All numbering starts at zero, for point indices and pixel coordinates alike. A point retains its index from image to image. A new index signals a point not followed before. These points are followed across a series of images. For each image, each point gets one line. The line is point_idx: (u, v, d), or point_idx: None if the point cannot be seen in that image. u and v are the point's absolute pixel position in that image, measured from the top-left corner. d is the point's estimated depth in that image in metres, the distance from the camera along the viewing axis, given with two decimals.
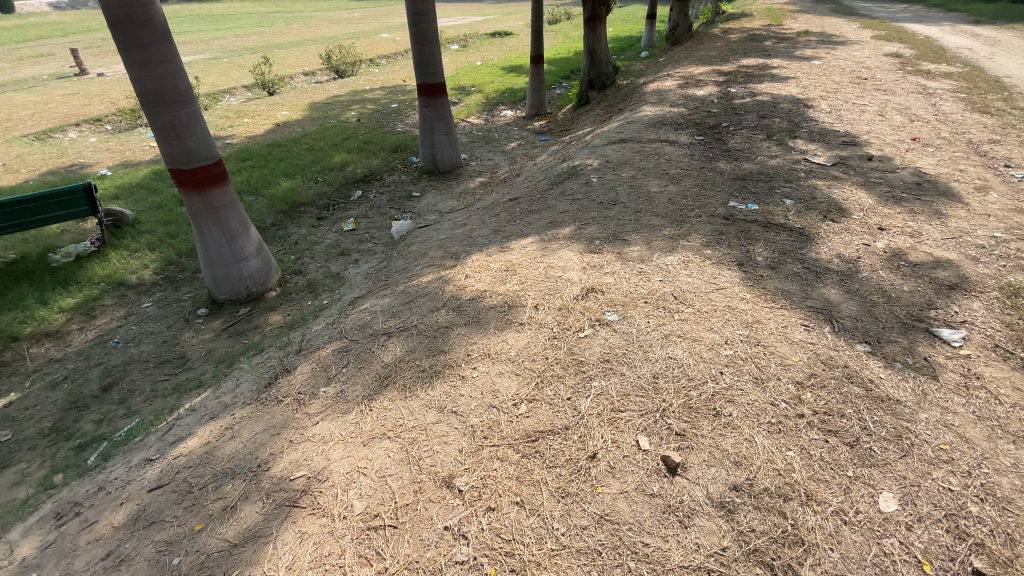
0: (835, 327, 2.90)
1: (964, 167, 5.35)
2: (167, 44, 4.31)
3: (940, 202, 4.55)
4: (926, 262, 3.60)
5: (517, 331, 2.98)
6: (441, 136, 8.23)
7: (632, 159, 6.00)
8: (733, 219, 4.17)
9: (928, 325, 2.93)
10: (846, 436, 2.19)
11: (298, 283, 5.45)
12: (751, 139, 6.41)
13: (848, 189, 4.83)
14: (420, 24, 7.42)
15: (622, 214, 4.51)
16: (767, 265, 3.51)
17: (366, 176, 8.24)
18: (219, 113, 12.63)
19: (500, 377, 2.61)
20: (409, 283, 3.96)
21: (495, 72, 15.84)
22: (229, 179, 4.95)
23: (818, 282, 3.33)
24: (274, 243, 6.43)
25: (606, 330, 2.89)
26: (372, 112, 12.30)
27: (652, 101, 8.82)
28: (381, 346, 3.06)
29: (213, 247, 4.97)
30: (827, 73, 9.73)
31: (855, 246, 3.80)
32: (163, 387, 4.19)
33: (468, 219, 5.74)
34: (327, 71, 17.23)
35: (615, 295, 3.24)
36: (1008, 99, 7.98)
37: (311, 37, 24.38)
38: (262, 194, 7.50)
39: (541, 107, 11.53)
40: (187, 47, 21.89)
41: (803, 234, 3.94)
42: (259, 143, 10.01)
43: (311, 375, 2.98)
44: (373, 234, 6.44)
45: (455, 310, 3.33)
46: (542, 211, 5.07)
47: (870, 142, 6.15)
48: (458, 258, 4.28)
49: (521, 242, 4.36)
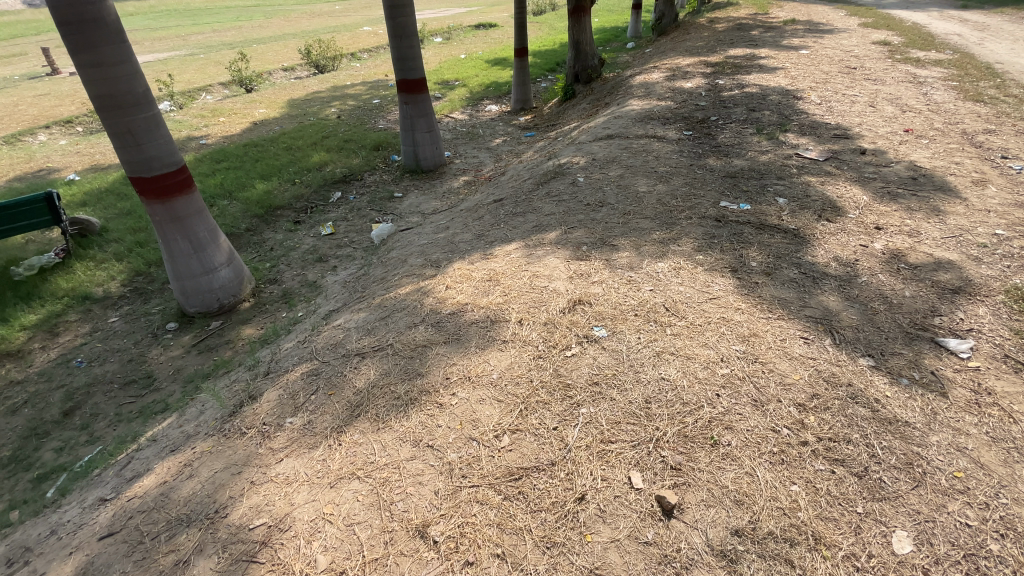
0: (836, 339, 2.73)
1: (959, 160, 5.23)
2: (121, 43, 4.02)
3: (937, 198, 4.41)
4: (926, 263, 3.46)
5: (499, 350, 2.78)
6: (423, 133, 7.96)
7: (620, 156, 5.81)
8: (725, 221, 4.00)
9: (933, 334, 2.78)
10: (854, 466, 2.03)
11: (273, 293, 5.20)
12: (741, 134, 6.24)
13: (842, 185, 4.68)
14: (398, 18, 7.13)
15: (610, 217, 4.32)
16: (762, 271, 3.34)
17: (346, 177, 7.97)
18: (195, 111, 12.23)
19: (480, 404, 2.41)
20: (387, 295, 3.73)
21: (479, 65, 15.53)
22: (194, 185, 4.67)
23: (815, 289, 3.16)
24: (249, 250, 6.16)
25: (594, 348, 2.69)
26: (353, 109, 11.96)
27: (639, 94, 8.62)
28: (354, 369, 2.85)
29: (181, 259, 4.71)
30: (816, 63, 9.59)
31: (852, 248, 3.65)
32: (127, 411, 3.94)
33: (451, 222, 5.52)
34: (308, 66, 16.81)
35: (603, 308, 3.05)
36: (999, 87, 7.89)
37: (290, 31, 23.80)
38: (237, 197, 7.21)
39: (526, 101, 11.28)
40: (162, 43, 21.25)
41: (798, 235, 3.78)
42: (235, 143, 9.67)
43: (278, 403, 2.76)
44: (352, 238, 6.19)
45: (434, 326, 3.12)
46: (527, 213, 4.86)
47: (862, 135, 6.01)
48: (439, 266, 4.07)
49: (505, 247, 4.15)
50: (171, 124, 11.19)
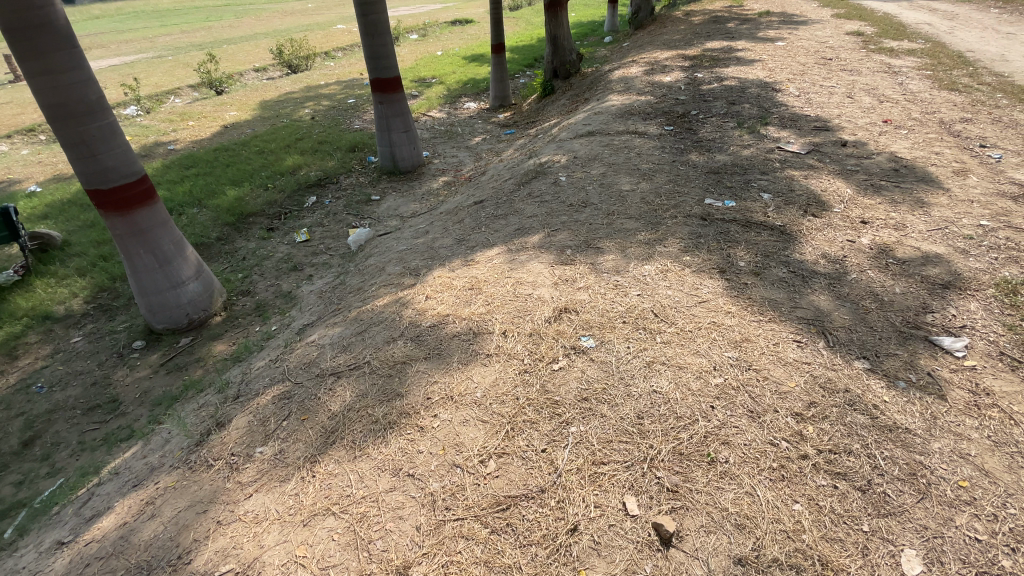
0: (829, 342, 2.65)
1: (939, 150, 5.23)
2: (71, 48, 3.75)
3: (921, 189, 4.39)
4: (914, 258, 3.41)
5: (483, 365, 2.64)
6: (400, 134, 7.76)
7: (602, 153, 5.70)
8: (711, 219, 3.90)
9: (927, 333, 2.72)
10: (857, 479, 1.94)
11: (246, 306, 4.98)
12: (722, 128, 6.18)
13: (826, 178, 4.63)
14: (370, 15, 6.91)
15: (593, 217, 4.21)
16: (751, 271, 3.25)
17: (322, 180, 7.72)
18: (163, 116, 11.79)
19: (464, 427, 2.27)
20: (364, 306, 3.56)
21: (457, 62, 15.28)
22: (157, 196, 4.43)
23: (805, 288, 3.08)
24: (221, 260, 5.91)
25: (582, 360, 2.56)
26: (328, 109, 11.66)
27: (618, 89, 8.52)
28: (329, 392, 2.68)
29: (145, 274, 4.48)
30: (793, 55, 9.60)
31: (839, 243, 3.58)
32: (91, 438, 3.71)
33: (431, 226, 5.35)
34: (280, 67, 16.38)
35: (590, 316, 2.92)
36: (972, 75, 7.97)
37: (261, 30, 23.21)
38: (207, 205, 6.92)
39: (505, 98, 11.12)
40: (128, 45, 20.58)
41: (785, 232, 3.71)
42: (204, 148, 9.33)
43: (248, 432, 2.59)
44: (329, 245, 5.98)
45: (414, 340, 2.96)
46: (508, 215, 4.72)
47: (843, 126, 5.99)
48: (418, 274, 3.91)
49: (486, 253, 4.01)
50: (137, 129, 10.77)
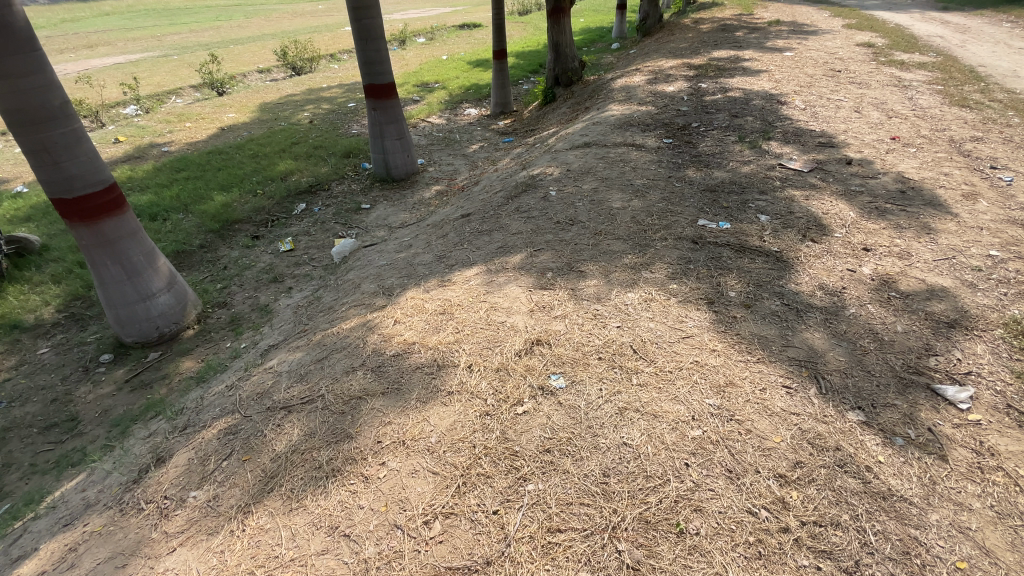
0: (822, 388, 2.42)
1: (949, 171, 4.98)
2: (32, 51, 3.62)
3: (928, 214, 4.14)
4: (917, 291, 3.17)
5: (442, 403, 2.42)
6: (393, 140, 7.59)
7: (595, 166, 5.49)
8: (702, 243, 3.69)
9: (929, 380, 2.49)
10: (843, 559, 1.72)
11: (220, 319, 4.82)
12: (722, 142, 5.95)
13: (827, 199, 4.40)
14: (363, 20, 6.73)
15: (580, 236, 4.00)
16: (741, 302, 3.02)
17: (313, 187, 7.57)
18: (161, 116, 11.71)
19: (411, 479, 2.06)
20: (329, 329, 3.36)
21: (461, 67, 15.13)
22: (126, 205, 4.28)
23: (798, 324, 2.85)
24: (201, 269, 5.76)
25: (549, 403, 2.34)
26: (327, 113, 11.53)
27: (619, 98, 8.32)
28: (276, 430, 2.50)
29: (113, 286, 4.33)
30: (800, 66, 9.35)
31: (838, 273, 3.35)
32: (44, 460, 3.53)
33: (415, 239, 5.17)
34: (284, 69, 16.33)
35: (564, 350, 2.70)
36: (985, 91, 7.70)
37: (269, 31, 23.21)
38: (192, 211, 6.78)
39: (506, 105, 10.94)
40: (137, 43, 20.64)
41: (781, 259, 3.48)
42: (198, 150, 9.20)
43: (188, 472, 2.42)
44: (312, 255, 5.80)
45: (374, 371, 2.75)
46: (492, 231, 4.52)
47: (848, 143, 5.75)
48: (391, 292, 3.70)
49: (465, 272, 3.80)
50: (134, 130, 10.70)
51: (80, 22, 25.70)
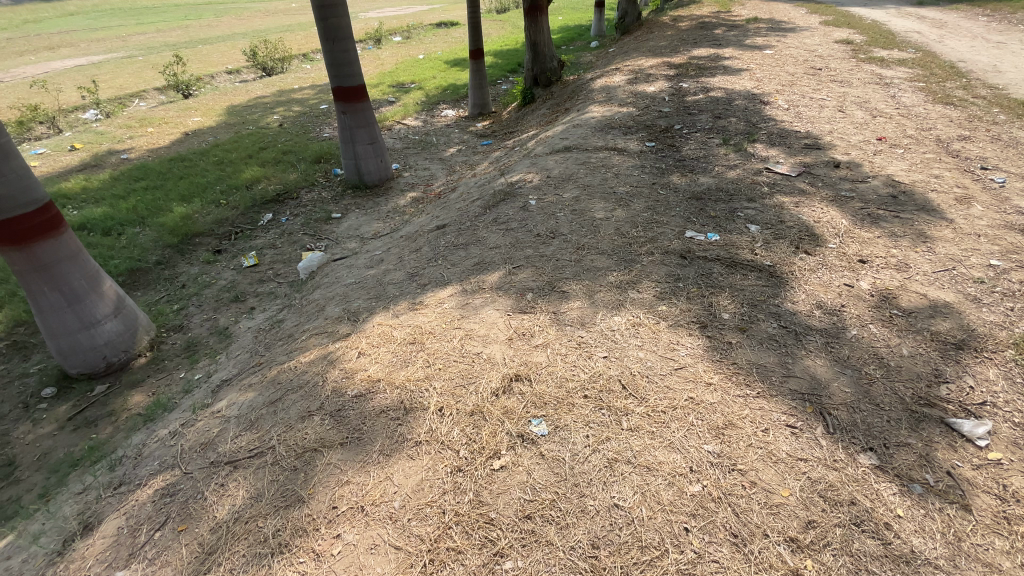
0: (829, 427, 2.19)
1: (939, 173, 4.84)
2: None
3: (922, 220, 3.98)
4: (920, 308, 2.98)
5: (408, 457, 2.14)
6: (365, 145, 7.24)
7: (577, 173, 5.24)
8: (691, 257, 3.46)
9: (943, 413, 2.29)
10: None
11: (176, 345, 4.45)
12: (706, 145, 5.76)
13: (818, 206, 4.21)
14: (329, 19, 6.37)
15: (561, 251, 3.75)
16: (736, 325, 2.79)
17: (280, 195, 7.18)
18: (122, 121, 11.14)
19: (370, 557, 1.79)
20: (287, 362, 3.04)
21: (438, 66, 14.76)
22: (65, 225, 3.89)
23: (798, 349, 2.63)
24: (158, 288, 5.37)
25: (529, 455, 2.06)
26: (298, 115, 11.09)
27: (600, 99, 8.08)
28: (219, 492, 2.20)
29: (52, 313, 3.94)
30: (781, 64, 9.24)
31: (835, 288, 3.15)
32: None
33: (387, 252, 4.86)
34: (255, 69, 15.75)
35: (545, 386, 2.42)
36: (965, 88, 7.65)
37: (240, 30, 22.53)
38: (150, 224, 6.35)
39: (484, 106, 10.64)
40: (99, 44, 19.79)
41: (774, 274, 3.26)
42: (159, 157, 8.72)
43: (117, 546, 2.12)
44: (278, 271, 5.44)
45: (333, 417, 2.45)
46: (468, 245, 4.23)
47: (835, 144, 5.60)
48: (357, 317, 3.39)
49: (438, 293, 3.50)
50: (92, 136, 10.14)
51: (42, 22, 24.68)
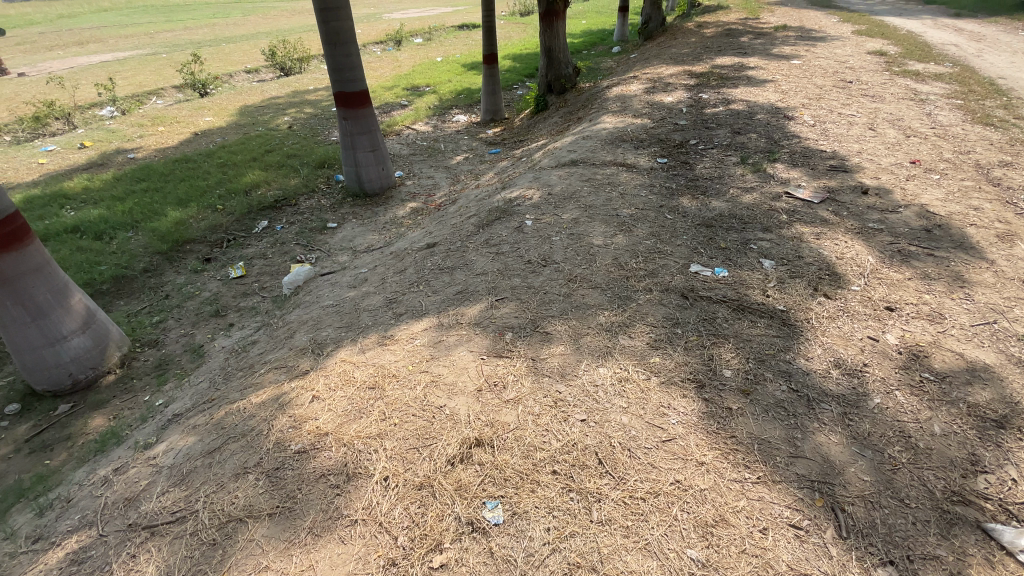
0: (842, 529, 1.83)
1: (979, 204, 4.38)
2: None
3: (959, 260, 3.54)
4: (955, 372, 2.58)
5: (338, 540, 1.86)
6: (366, 152, 7.00)
7: (580, 190, 4.90)
8: (693, 298, 3.10)
9: (979, 515, 1.91)
10: None
11: (148, 363, 4.25)
12: (721, 164, 5.37)
13: (841, 239, 3.80)
14: (331, 22, 6.15)
15: (551, 283, 3.42)
16: (738, 386, 2.43)
17: (278, 202, 6.99)
18: (135, 119, 11.16)
19: None
20: (237, 402, 2.78)
21: (454, 69, 14.52)
22: (30, 235, 3.70)
23: (809, 422, 2.25)
24: (141, 298, 5.21)
25: (476, 552, 1.76)
26: (308, 118, 10.95)
27: (613, 109, 7.73)
28: (127, 566, 1.95)
29: (14, 329, 3.75)
30: (809, 75, 8.76)
31: (857, 342, 2.75)
32: None
33: (373, 270, 4.58)
34: (273, 69, 15.75)
35: (509, 456, 2.10)
36: (1008, 107, 7.10)
37: (264, 29, 22.72)
38: (142, 229, 6.22)
39: (496, 112, 10.35)
40: (127, 41, 20.06)
41: (787, 321, 2.88)
42: (165, 158, 8.64)
43: None
44: (263, 284, 5.22)
45: (268, 478, 2.17)
46: (455, 269, 3.93)
47: (863, 167, 5.15)
48: (322, 349, 3.11)
49: (412, 325, 3.19)
50: (102, 134, 10.13)
51: (78, 17, 25.25)
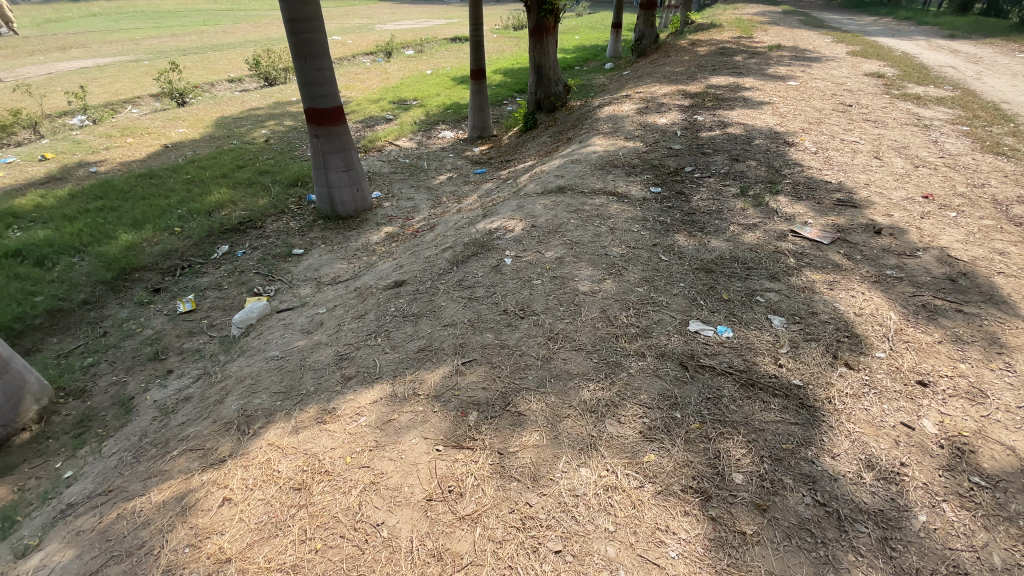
0: None
1: (1003, 247, 3.98)
2: None
3: (992, 318, 3.12)
4: (1011, 474, 2.11)
5: None
6: (339, 173, 6.51)
7: (566, 223, 4.45)
8: (694, 368, 2.62)
9: None
10: None
11: (68, 418, 3.70)
12: (720, 195, 4.94)
13: (858, 289, 3.36)
14: (301, 34, 5.70)
15: (528, 341, 2.93)
16: (752, 499, 1.95)
17: (243, 224, 6.47)
18: (105, 129, 10.60)
19: None
20: (134, 501, 2.26)
21: (443, 83, 14.16)
22: None
23: (841, 554, 1.78)
24: (76, 335, 4.65)
25: None
26: (287, 132, 10.44)
27: (605, 130, 7.32)
28: None
29: None
30: (807, 98, 8.44)
31: (890, 432, 2.29)
32: None
33: (332, 310, 4.08)
34: (257, 78, 15.27)
35: None
36: (1015, 135, 6.78)
37: (254, 38, 22.26)
38: (89, 253, 5.67)
39: (483, 129, 9.92)
40: (110, 47, 19.50)
41: (805, 402, 2.41)
42: (128, 173, 8.09)
43: None
44: (214, 322, 4.70)
45: None
46: (420, 317, 3.43)
47: (873, 202, 4.75)
48: (249, 425, 2.59)
49: (359, 394, 2.68)
50: (67, 145, 9.56)
51: (65, 21, 24.66)
